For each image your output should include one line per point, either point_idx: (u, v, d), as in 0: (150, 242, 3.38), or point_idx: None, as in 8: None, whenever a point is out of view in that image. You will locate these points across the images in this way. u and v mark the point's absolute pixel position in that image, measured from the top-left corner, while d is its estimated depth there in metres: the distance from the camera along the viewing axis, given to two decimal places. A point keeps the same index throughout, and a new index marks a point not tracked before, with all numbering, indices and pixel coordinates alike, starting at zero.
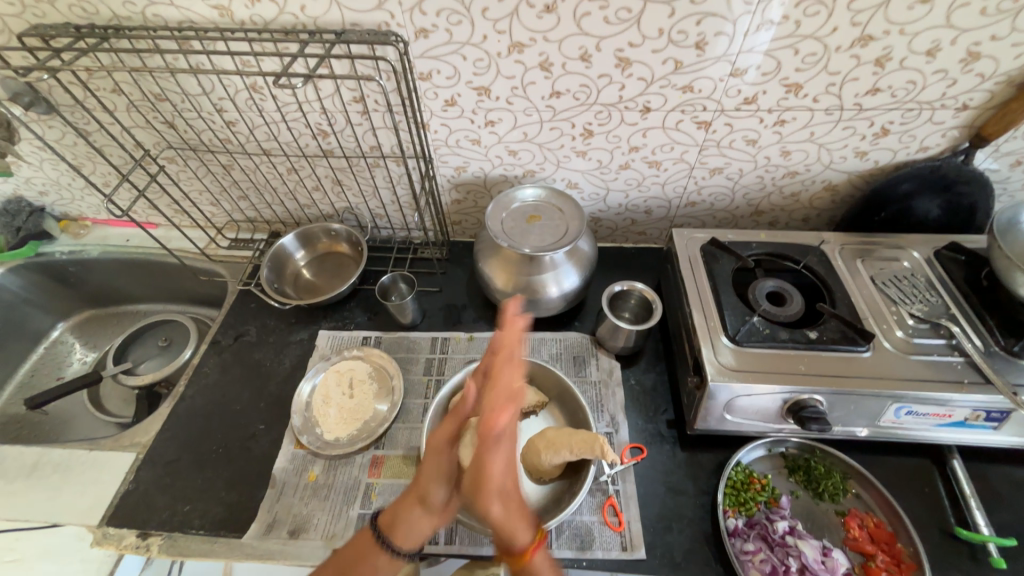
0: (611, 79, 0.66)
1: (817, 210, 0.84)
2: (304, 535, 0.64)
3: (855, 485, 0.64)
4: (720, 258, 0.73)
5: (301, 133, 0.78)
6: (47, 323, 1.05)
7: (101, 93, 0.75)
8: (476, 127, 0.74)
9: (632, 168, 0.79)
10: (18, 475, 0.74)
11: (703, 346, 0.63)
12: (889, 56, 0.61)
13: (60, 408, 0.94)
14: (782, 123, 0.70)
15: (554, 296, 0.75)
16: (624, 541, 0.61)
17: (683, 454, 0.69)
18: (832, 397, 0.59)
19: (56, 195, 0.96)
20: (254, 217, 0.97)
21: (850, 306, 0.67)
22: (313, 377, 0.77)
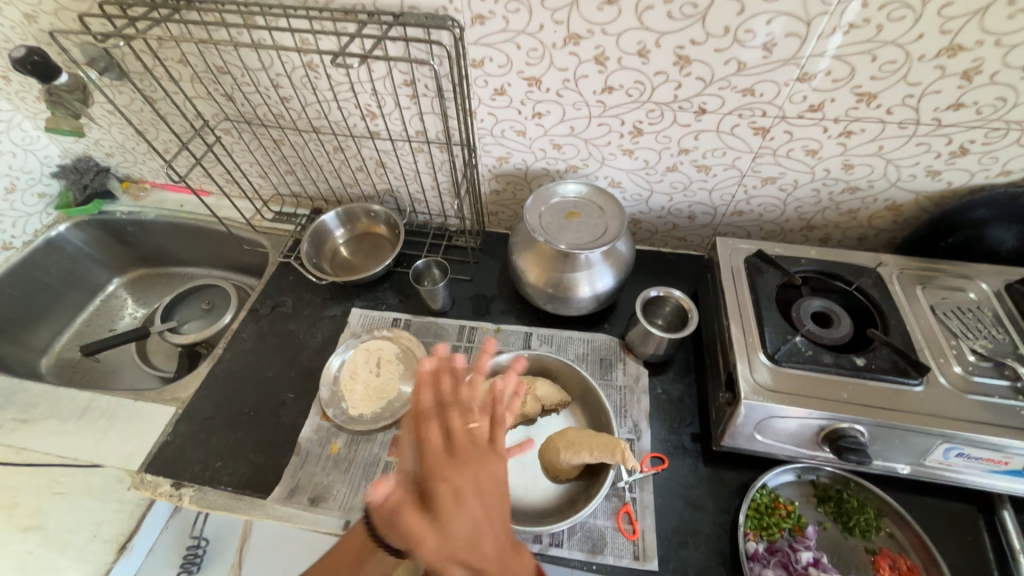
0: (668, 77, 0.64)
1: (875, 229, 0.79)
2: (323, 503, 0.66)
3: (890, 524, 0.61)
4: (765, 271, 0.70)
5: (350, 114, 0.80)
6: (104, 277, 1.12)
7: (169, 63, 0.78)
8: (523, 118, 0.74)
9: (679, 171, 0.76)
10: (70, 416, 0.79)
11: (739, 362, 0.61)
12: (979, 69, 0.56)
13: (111, 357, 1.01)
14: (848, 135, 0.66)
15: (585, 296, 0.74)
16: (637, 550, 0.60)
17: (706, 469, 0.67)
18: (875, 429, 0.56)
19: (121, 157, 1.02)
20: (299, 192, 1.00)
21: (904, 335, 0.62)
22: (343, 353, 0.79)
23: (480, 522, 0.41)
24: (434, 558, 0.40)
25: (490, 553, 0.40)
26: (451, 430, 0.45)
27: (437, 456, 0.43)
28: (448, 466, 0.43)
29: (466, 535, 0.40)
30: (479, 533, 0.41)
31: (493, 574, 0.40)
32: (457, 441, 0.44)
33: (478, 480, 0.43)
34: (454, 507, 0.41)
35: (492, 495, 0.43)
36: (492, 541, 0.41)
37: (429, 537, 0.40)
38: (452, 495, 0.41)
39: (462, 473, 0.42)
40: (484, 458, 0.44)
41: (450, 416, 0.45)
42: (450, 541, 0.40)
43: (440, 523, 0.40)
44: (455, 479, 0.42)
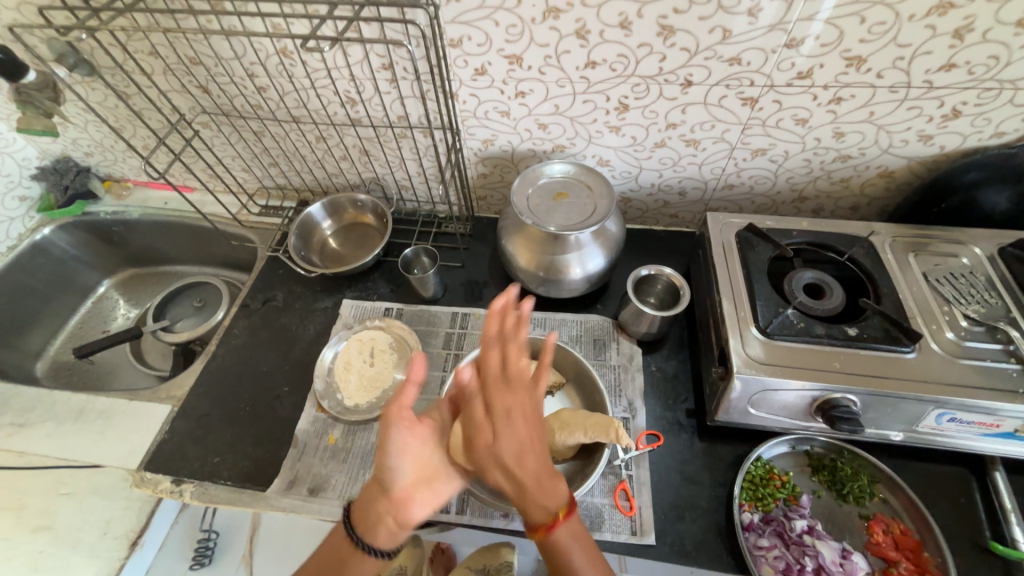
0: (652, 49, 0.62)
1: (867, 198, 0.78)
2: (323, 493, 0.67)
3: (883, 490, 0.62)
4: (756, 245, 0.69)
5: (330, 101, 0.78)
6: (93, 279, 1.11)
7: (140, 56, 0.76)
8: (506, 98, 0.72)
9: (667, 146, 0.75)
10: (67, 418, 0.79)
11: (731, 337, 0.60)
12: (971, 26, 0.54)
13: (105, 358, 1.01)
14: (838, 101, 0.64)
15: (577, 277, 0.73)
16: (634, 525, 0.61)
17: (701, 444, 0.67)
18: (867, 398, 0.56)
19: (100, 156, 1.00)
20: (284, 184, 0.99)
21: (896, 303, 0.62)
22: (336, 345, 0.79)
23: (524, 441, 0.46)
24: (484, 459, 0.45)
25: (534, 469, 0.46)
26: (502, 363, 0.46)
27: (491, 378, 0.46)
28: (504, 387, 0.46)
29: (512, 450, 0.45)
30: (526, 448, 0.46)
31: (531, 484, 0.46)
32: (511, 375, 0.46)
33: (525, 407, 0.46)
34: (505, 423, 0.45)
35: (534, 422, 0.46)
36: (531, 462, 0.46)
37: (484, 441, 0.45)
38: (508, 412, 0.45)
39: (513, 398, 0.46)
40: (530, 394, 0.46)
41: (498, 356, 0.46)
42: (501, 449, 0.45)
43: (492, 435, 0.45)
44: (508, 400, 0.46)
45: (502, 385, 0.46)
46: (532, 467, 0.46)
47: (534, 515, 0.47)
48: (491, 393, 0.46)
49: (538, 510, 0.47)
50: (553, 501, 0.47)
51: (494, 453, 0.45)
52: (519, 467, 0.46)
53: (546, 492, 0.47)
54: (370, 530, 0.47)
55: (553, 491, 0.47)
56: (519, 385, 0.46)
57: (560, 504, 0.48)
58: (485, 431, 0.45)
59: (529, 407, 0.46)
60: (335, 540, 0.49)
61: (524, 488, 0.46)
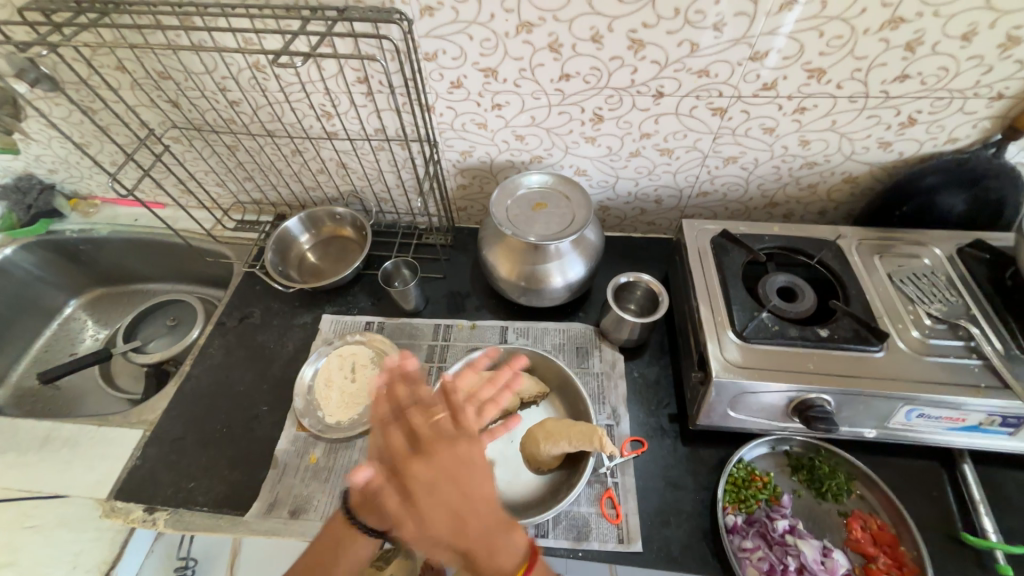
0: (623, 62, 0.63)
1: (834, 202, 0.81)
2: (304, 515, 0.65)
3: (860, 487, 0.63)
4: (730, 251, 0.71)
5: (305, 114, 0.77)
6: (59, 300, 1.07)
7: (106, 71, 0.74)
8: (483, 110, 0.72)
9: (642, 155, 0.76)
10: (30, 448, 0.76)
11: (709, 341, 0.62)
12: (921, 40, 0.57)
13: (72, 383, 0.97)
14: (802, 111, 0.67)
15: (557, 286, 0.74)
16: (621, 533, 0.61)
17: (684, 448, 0.68)
18: (841, 397, 0.58)
19: (65, 173, 0.97)
20: (260, 198, 0.97)
21: (865, 304, 0.64)
22: (316, 361, 0.78)
23: (456, 505, 0.44)
24: (416, 532, 0.44)
25: (474, 532, 0.44)
26: (414, 430, 0.47)
27: (400, 454, 0.46)
28: (416, 460, 0.45)
29: (440, 522, 0.43)
30: (461, 511, 0.44)
31: (473, 547, 0.44)
32: (425, 440, 0.46)
33: (445, 469, 0.45)
34: (428, 495, 0.44)
35: (467, 475, 0.45)
36: (468, 525, 0.44)
37: (407, 520, 0.44)
38: (427, 485, 0.44)
39: (427, 466, 0.45)
40: (450, 447, 0.46)
41: (423, 392, 0.50)
42: (428, 524, 0.44)
43: (416, 513, 0.44)
44: (424, 474, 0.44)
45: (423, 454, 0.45)
46: (469, 530, 0.44)
47: None
48: (410, 468, 0.45)
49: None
50: (510, 551, 0.45)
51: (421, 530, 0.44)
52: (455, 532, 0.44)
53: (496, 551, 0.45)
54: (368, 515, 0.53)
55: (504, 546, 0.45)
56: (439, 443, 0.46)
57: (514, 562, 0.45)
58: (411, 508, 0.44)
59: (457, 460, 0.45)
60: (333, 527, 0.54)
61: (468, 552, 0.44)
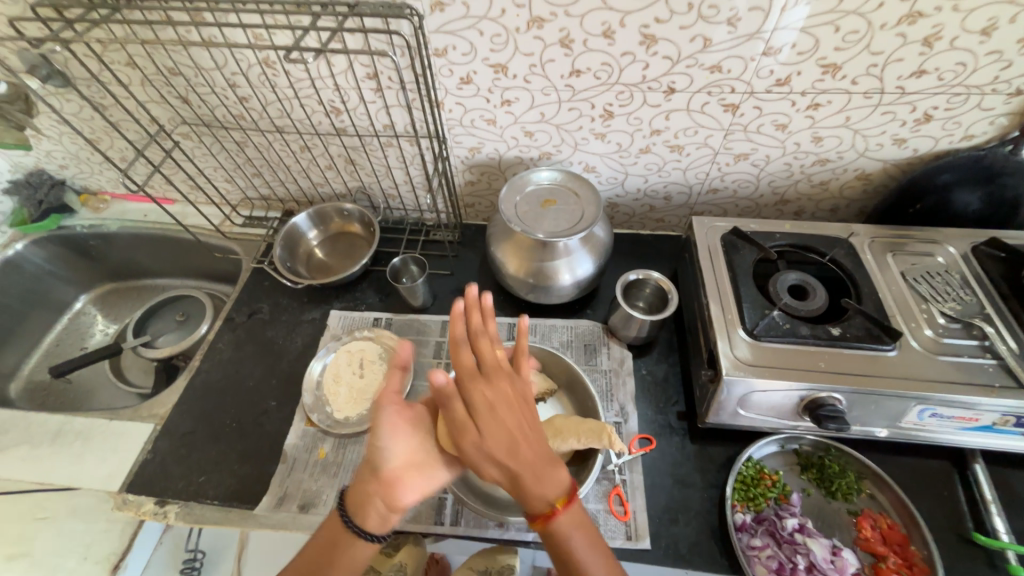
0: (635, 58, 0.63)
1: (846, 200, 0.80)
2: (313, 509, 0.66)
3: (870, 486, 0.63)
4: (741, 248, 0.70)
5: (314, 110, 0.77)
6: (70, 294, 1.08)
7: (116, 67, 0.75)
8: (492, 106, 0.72)
9: (652, 152, 0.76)
10: (43, 441, 0.77)
11: (719, 339, 0.61)
12: (939, 35, 0.56)
13: (83, 377, 0.98)
14: (816, 107, 0.66)
15: (566, 283, 0.73)
16: (629, 530, 0.61)
17: (692, 446, 0.68)
18: (852, 396, 0.57)
19: (76, 168, 0.98)
20: (268, 194, 0.97)
21: (877, 302, 0.64)
22: (324, 357, 0.78)
23: (508, 428, 0.46)
24: (477, 446, 0.46)
25: (527, 455, 0.46)
26: (454, 367, 0.48)
27: (463, 376, 0.48)
28: (478, 382, 0.47)
29: (500, 439, 0.46)
30: (511, 438, 0.46)
31: (524, 471, 0.46)
32: (470, 371, 0.48)
33: (492, 394, 0.47)
34: (489, 413, 0.46)
35: (521, 403, 0.48)
36: (524, 446, 0.46)
37: (468, 431, 0.46)
38: (482, 406, 0.46)
39: (479, 390, 0.47)
40: (509, 381, 0.48)
41: (463, 358, 0.48)
42: (489, 440, 0.46)
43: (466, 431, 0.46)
44: (486, 394, 0.47)
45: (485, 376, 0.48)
46: (523, 451, 0.46)
47: (533, 507, 0.46)
48: (475, 385, 0.47)
49: (535, 501, 0.46)
50: (555, 486, 0.47)
51: (480, 444, 0.46)
52: (509, 452, 0.46)
53: (543, 479, 0.46)
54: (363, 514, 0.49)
55: (552, 478, 0.47)
56: (502, 371, 0.48)
57: (559, 492, 0.47)
58: (476, 425, 0.46)
59: (518, 390, 0.49)
60: (329, 529, 0.50)
61: (518, 477, 0.46)
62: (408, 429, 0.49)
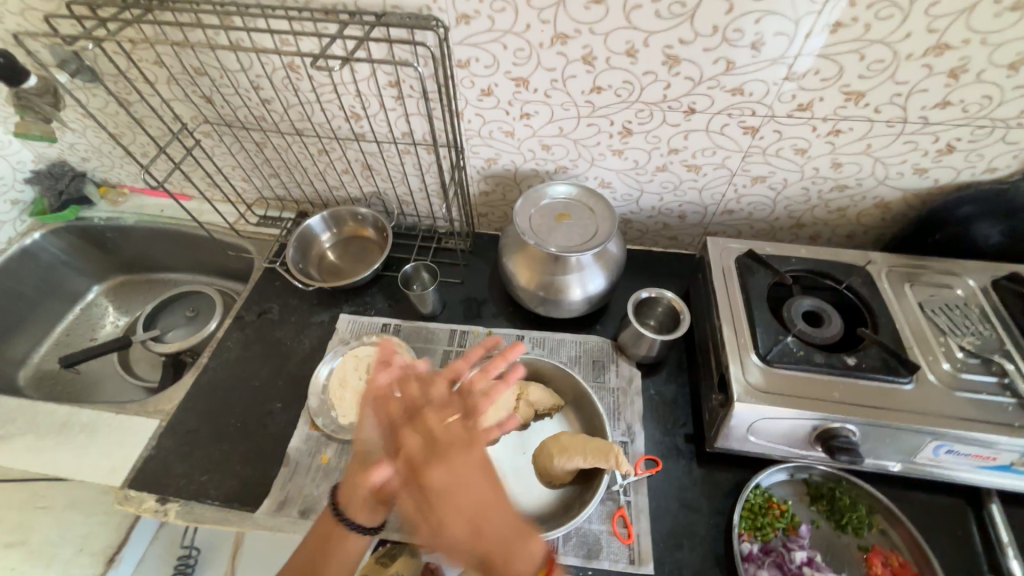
0: (657, 77, 0.63)
1: (863, 227, 0.79)
2: (314, 515, 0.65)
3: (882, 521, 0.61)
4: (756, 271, 0.70)
5: (334, 115, 0.78)
6: (83, 285, 1.09)
7: (144, 65, 0.76)
8: (511, 119, 0.72)
9: (669, 170, 0.75)
10: (49, 431, 0.77)
11: (731, 363, 0.61)
12: (965, 67, 0.56)
13: (91, 368, 0.98)
14: (837, 133, 0.65)
15: (577, 298, 0.73)
16: (632, 553, 0.60)
17: (699, 470, 0.67)
18: (867, 429, 0.56)
19: (97, 161, 0.99)
20: (284, 195, 0.98)
21: (894, 333, 0.63)
22: (331, 361, 0.78)
23: (466, 510, 0.46)
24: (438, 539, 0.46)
25: (491, 532, 0.45)
26: (430, 433, 0.49)
27: (416, 459, 0.48)
28: (432, 466, 0.47)
29: (460, 530, 0.45)
30: (477, 513, 0.46)
31: (495, 550, 0.44)
32: (440, 446, 0.48)
33: (458, 467, 0.47)
34: (443, 499, 0.46)
35: (482, 474, 0.47)
36: (483, 531, 0.45)
37: (429, 527, 0.47)
38: (440, 486, 0.46)
39: (444, 468, 0.47)
40: (465, 452, 0.48)
41: (411, 438, 0.49)
42: (450, 531, 0.45)
43: (434, 515, 0.46)
44: (440, 476, 0.47)
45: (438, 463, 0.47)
46: (483, 538, 0.45)
47: None
48: (432, 469, 0.47)
49: None
50: (531, 558, 0.44)
51: (444, 538, 0.46)
52: (468, 530, 0.45)
53: (513, 557, 0.44)
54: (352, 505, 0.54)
55: (522, 553, 0.44)
56: (456, 446, 0.48)
57: (534, 569, 0.44)
58: (434, 513, 0.46)
59: (472, 458, 0.48)
60: (323, 524, 0.55)
61: (488, 557, 0.44)
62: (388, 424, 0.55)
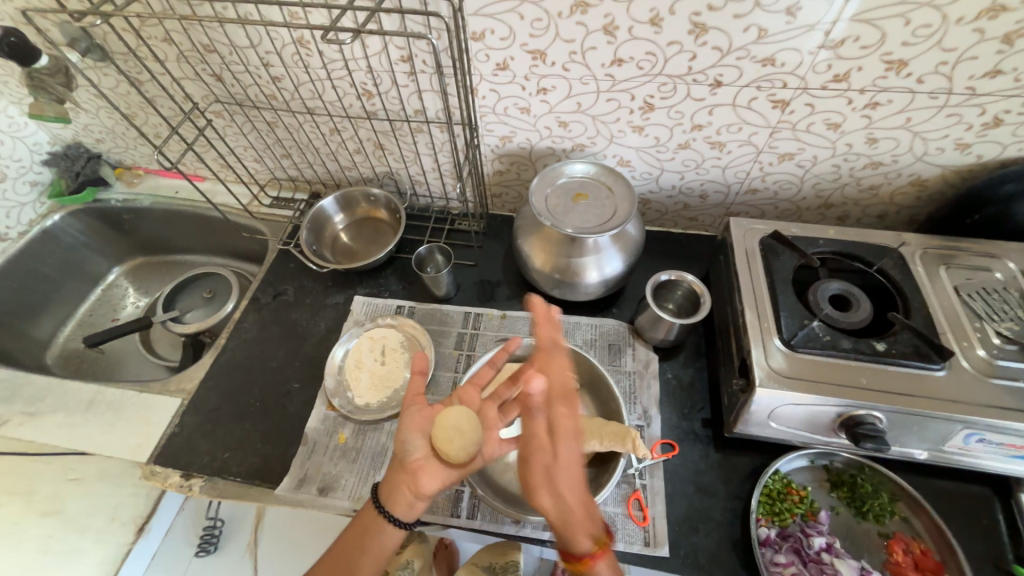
0: (682, 48, 0.59)
1: (896, 206, 0.75)
2: (332, 493, 0.66)
3: (905, 509, 0.60)
4: (781, 253, 0.67)
5: (346, 93, 0.76)
6: (104, 266, 1.11)
7: (153, 42, 0.75)
8: (527, 94, 0.70)
9: (691, 148, 0.72)
10: (77, 408, 0.79)
11: (754, 348, 0.59)
12: (1022, 31, 0.51)
13: (115, 347, 1.01)
14: (874, 106, 0.62)
15: (593, 280, 0.71)
16: (647, 536, 0.60)
17: (716, 455, 0.66)
18: (894, 416, 0.54)
19: (111, 143, 0.99)
20: (296, 176, 0.97)
21: (927, 318, 0.60)
22: (346, 342, 0.78)
23: (574, 461, 0.52)
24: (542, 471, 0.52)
25: (579, 492, 0.51)
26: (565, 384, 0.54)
27: (550, 396, 0.53)
28: (561, 408, 0.53)
29: (567, 474, 0.51)
30: (578, 472, 0.51)
31: (576, 509, 0.50)
32: (568, 396, 0.53)
33: (577, 422, 0.53)
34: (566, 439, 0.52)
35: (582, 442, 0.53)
36: (581, 483, 0.51)
37: (546, 452, 0.52)
38: (571, 430, 0.52)
39: (569, 414, 0.53)
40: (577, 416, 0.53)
41: (558, 374, 0.53)
42: (561, 467, 0.51)
43: (551, 451, 0.52)
44: (570, 420, 0.52)
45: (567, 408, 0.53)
46: (580, 487, 0.51)
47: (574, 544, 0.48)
48: (553, 412, 0.53)
49: (576, 540, 0.49)
50: (593, 530, 0.49)
51: (546, 470, 0.51)
52: (567, 480, 0.51)
53: (586, 517, 0.50)
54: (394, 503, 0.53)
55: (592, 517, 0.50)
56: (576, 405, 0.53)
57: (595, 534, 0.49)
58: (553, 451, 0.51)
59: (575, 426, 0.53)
60: (360, 517, 0.54)
61: (569, 509, 0.50)
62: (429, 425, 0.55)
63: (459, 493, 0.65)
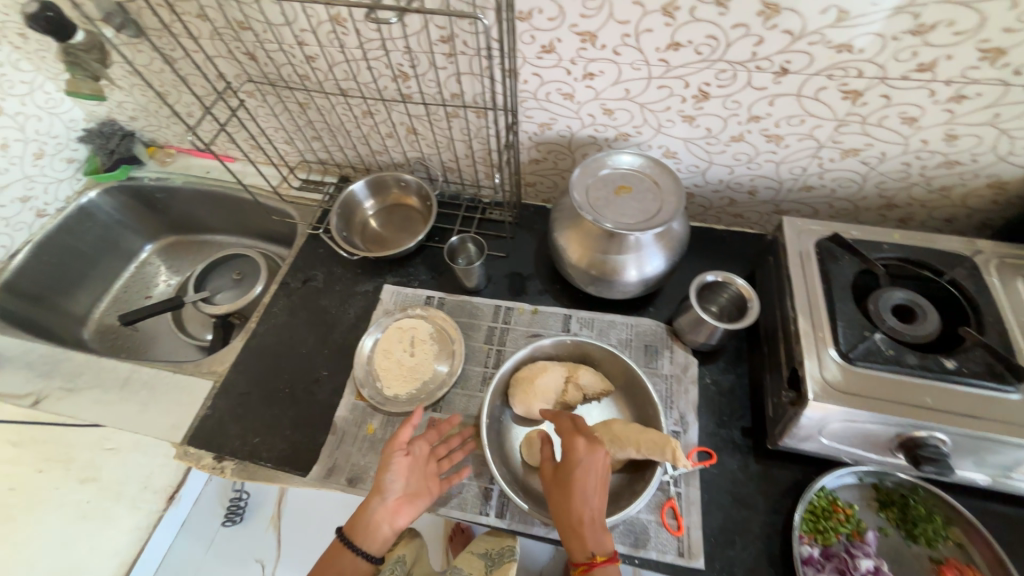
0: (748, 31, 0.55)
1: (968, 209, 0.69)
2: (361, 484, 0.66)
3: (960, 534, 0.57)
4: (840, 257, 0.63)
5: (381, 75, 0.73)
6: (137, 244, 1.12)
7: (187, 18, 0.72)
8: (572, 79, 0.66)
9: (746, 140, 0.68)
10: (113, 387, 0.80)
11: (808, 358, 0.55)
12: None
13: (147, 326, 1.02)
14: (959, 100, 0.56)
15: (633, 279, 0.68)
16: (682, 546, 0.58)
17: (757, 466, 0.63)
18: (961, 439, 0.51)
19: (145, 121, 0.99)
20: (326, 158, 0.95)
21: (1003, 335, 0.55)
22: (376, 332, 0.77)
23: (587, 484, 0.54)
24: (556, 489, 0.55)
25: (590, 511, 0.53)
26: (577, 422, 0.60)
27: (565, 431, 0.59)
28: (575, 440, 0.57)
29: (580, 490, 0.54)
30: (590, 491, 0.54)
31: (585, 524, 0.52)
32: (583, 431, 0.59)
33: (590, 453, 0.56)
34: (577, 464, 0.56)
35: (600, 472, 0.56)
36: (594, 502, 0.54)
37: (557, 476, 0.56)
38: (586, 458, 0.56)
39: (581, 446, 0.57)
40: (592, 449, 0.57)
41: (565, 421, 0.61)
42: (576, 485, 0.54)
43: (566, 471, 0.56)
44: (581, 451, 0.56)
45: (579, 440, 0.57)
46: (593, 506, 0.53)
47: (579, 553, 0.51)
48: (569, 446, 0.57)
49: (580, 548, 0.51)
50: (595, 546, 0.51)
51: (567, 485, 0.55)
52: (584, 497, 0.54)
53: (595, 529, 0.52)
54: (365, 537, 0.56)
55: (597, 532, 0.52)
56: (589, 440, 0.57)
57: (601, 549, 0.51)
58: (568, 472, 0.55)
59: (593, 455, 0.56)
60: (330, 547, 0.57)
61: (576, 524, 0.52)
62: (410, 470, 0.59)
63: (487, 492, 0.65)
